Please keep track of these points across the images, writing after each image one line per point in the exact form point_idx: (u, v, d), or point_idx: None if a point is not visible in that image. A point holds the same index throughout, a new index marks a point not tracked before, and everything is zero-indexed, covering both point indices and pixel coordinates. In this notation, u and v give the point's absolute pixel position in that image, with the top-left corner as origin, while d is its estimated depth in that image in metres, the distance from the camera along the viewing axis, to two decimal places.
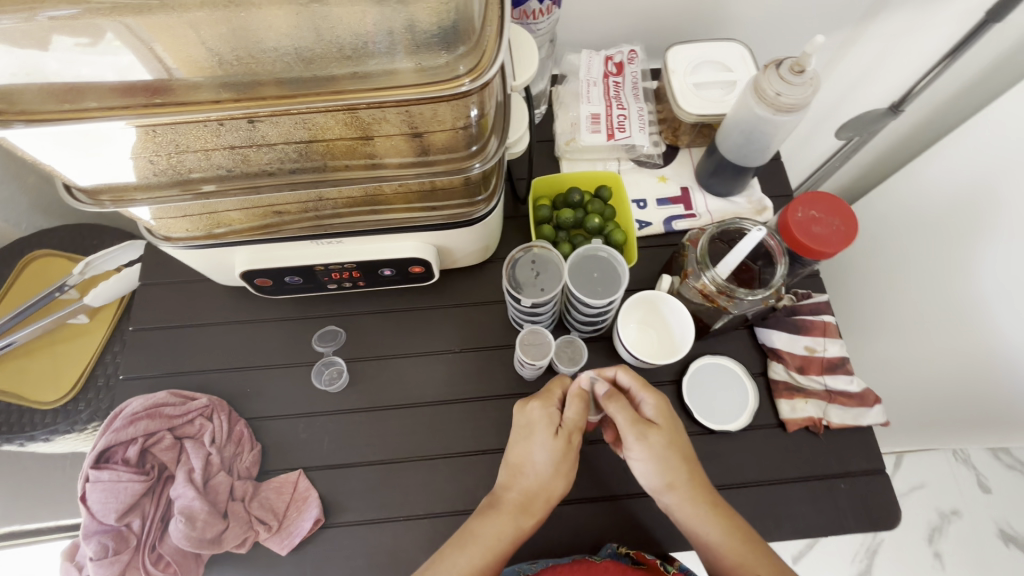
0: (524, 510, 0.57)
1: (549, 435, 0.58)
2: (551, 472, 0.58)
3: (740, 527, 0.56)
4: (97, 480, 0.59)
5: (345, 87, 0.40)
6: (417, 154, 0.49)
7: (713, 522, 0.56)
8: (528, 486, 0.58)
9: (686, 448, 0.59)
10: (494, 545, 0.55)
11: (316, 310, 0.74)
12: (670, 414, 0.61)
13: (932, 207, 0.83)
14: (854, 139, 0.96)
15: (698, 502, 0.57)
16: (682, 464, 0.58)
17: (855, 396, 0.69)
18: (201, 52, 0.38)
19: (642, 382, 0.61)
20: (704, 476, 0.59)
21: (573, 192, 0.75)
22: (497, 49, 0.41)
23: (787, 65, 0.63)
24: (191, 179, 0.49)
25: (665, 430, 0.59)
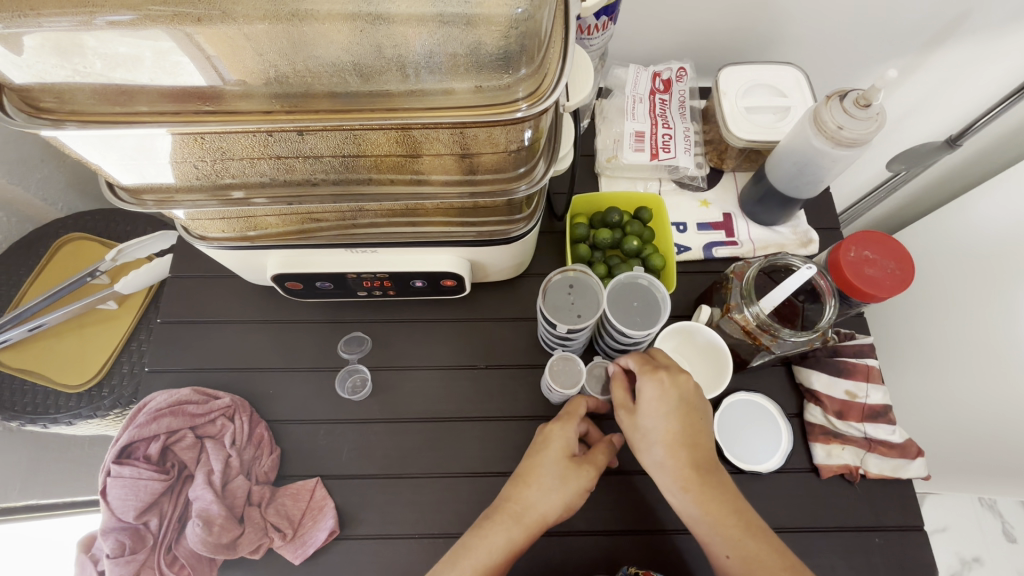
0: (524, 526, 0.54)
1: (562, 457, 0.57)
2: (554, 488, 0.55)
3: (723, 509, 0.52)
4: (118, 476, 0.58)
5: (400, 105, 0.39)
6: (464, 172, 0.48)
7: (689, 505, 0.53)
8: (528, 499, 0.55)
9: (669, 434, 0.54)
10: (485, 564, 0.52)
11: (344, 315, 0.73)
12: (662, 398, 0.55)
13: (974, 243, 0.80)
14: (904, 173, 0.91)
15: (672, 484, 0.54)
16: (657, 449, 0.55)
17: (897, 447, 0.66)
18: (256, 62, 0.37)
19: (643, 368, 0.57)
20: (689, 464, 0.53)
21: (612, 212, 0.72)
22: (558, 72, 0.39)
23: (852, 98, 0.60)
24: (222, 185, 0.48)
25: (648, 417, 0.55)
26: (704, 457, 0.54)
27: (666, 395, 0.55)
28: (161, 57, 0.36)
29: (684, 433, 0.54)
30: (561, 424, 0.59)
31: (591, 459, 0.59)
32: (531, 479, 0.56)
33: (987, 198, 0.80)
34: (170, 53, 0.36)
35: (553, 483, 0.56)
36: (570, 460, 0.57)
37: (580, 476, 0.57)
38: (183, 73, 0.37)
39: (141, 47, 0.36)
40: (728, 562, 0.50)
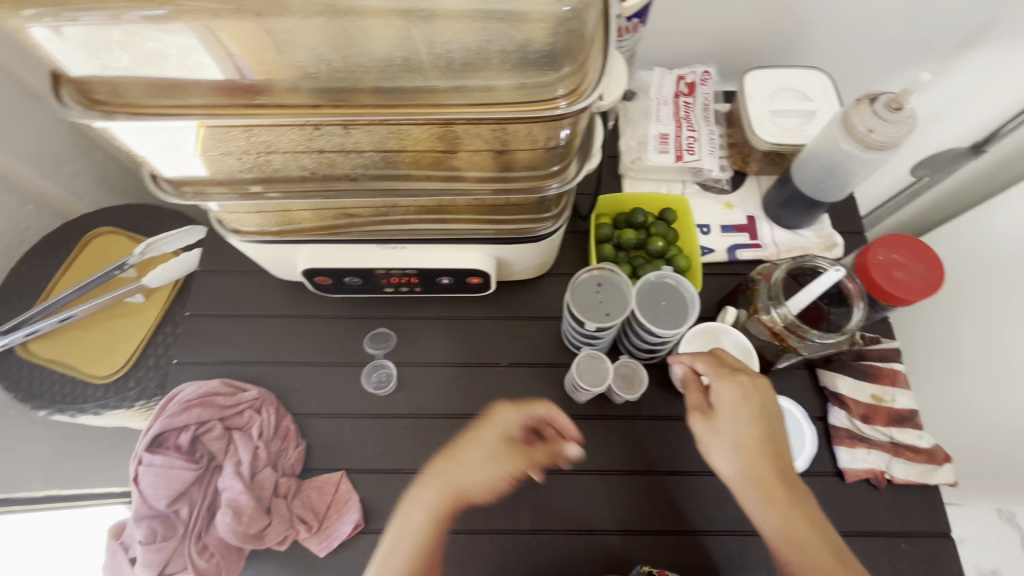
0: (444, 505, 0.63)
1: (494, 441, 0.65)
2: (479, 467, 0.64)
3: (800, 524, 0.54)
4: (150, 464, 0.59)
5: (445, 101, 0.39)
6: (499, 170, 0.49)
7: (768, 515, 0.55)
8: (458, 480, 0.64)
9: (749, 441, 0.58)
10: (410, 549, 0.60)
11: (369, 311, 0.74)
12: (743, 404, 0.58)
13: (995, 248, 0.78)
14: None
15: (752, 492, 0.56)
16: (736, 454, 0.58)
17: (924, 453, 0.65)
18: (309, 57, 0.38)
19: (719, 371, 0.60)
20: (769, 471, 0.57)
21: (637, 213, 0.73)
22: (599, 71, 0.40)
23: (884, 101, 0.60)
24: (236, 180, 0.49)
25: (728, 423, 0.59)
26: (782, 467, 0.57)
27: (747, 401, 0.58)
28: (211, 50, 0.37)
29: (764, 442, 0.58)
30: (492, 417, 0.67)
31: (522, 446, 0.66)
32: (455, 465, 0.65)
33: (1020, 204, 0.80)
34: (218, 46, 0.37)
35: (479, 463, 0.64)
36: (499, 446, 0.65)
37: (501, 458, 0.65)
38: (205, 70, 0.38)
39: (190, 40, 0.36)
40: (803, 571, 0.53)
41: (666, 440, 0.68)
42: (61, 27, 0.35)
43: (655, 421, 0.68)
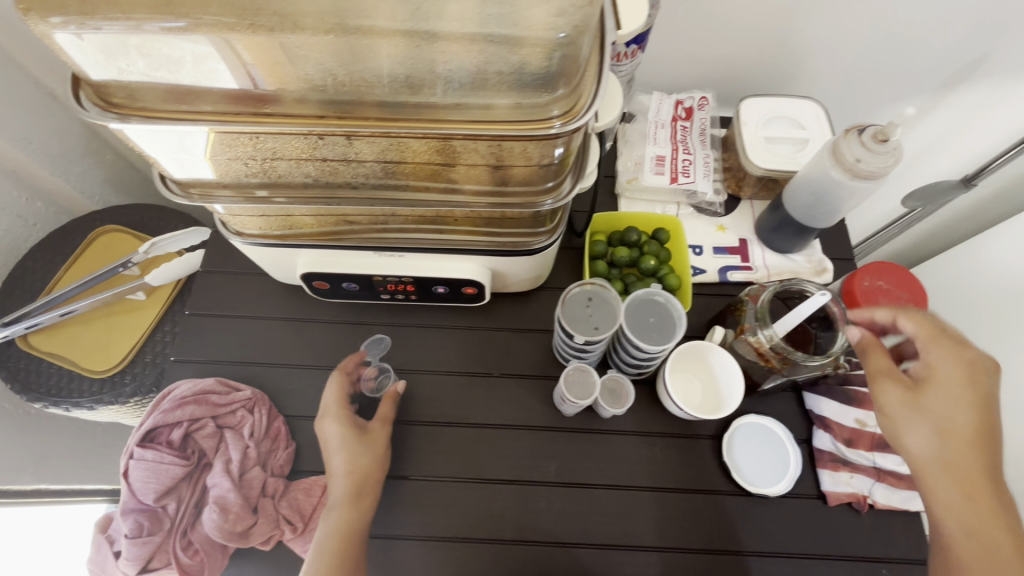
0: (357, 497, 0.60)
1: (344, 430, 0.64)
2: (363, 454, 0.62)
3: (1006, 537, 0.45)
4: (141, 458, 0.60)
5: (443, 117, 0.42)
6: (495, 183, 0.50)
7: (965, 513, 0.47)
8: (354, 474, 0.61)
9: (963, 427, 0.49)
10: (338, 536, 0.57)
11: (365, 316, 0.75)
12: (967, 384, 0.50)
13: (975, 283, 0.82)
14: (918, 211, 0.93)
15: (951, 482, 0.48)
16: (936, 436, 0.50)
17: (906, 479, 0.65)
18: (314, 71, 0.40)
19: (932, 341, 0.53)
20: (979, 468, 0.48)
21: (631, 231, 0.75)
22: (593, 94, 0.42)
23: (870, 133, 0.61)
24: (245, 185, 0.51)
25: (938, 400, 0.51)
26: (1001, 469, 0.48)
27: (974, 384, 0.50)
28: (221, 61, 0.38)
29: (980, 433, 0.49)
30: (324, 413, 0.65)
31: (374, 424, 0.65)
32: (345, 465, 0.61)
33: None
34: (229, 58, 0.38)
35: (364, 450, 0.63)
36: (355, 428, 0.64)
37: (375, 437, 0.64)
38: (218, 79, 0.40)
39: (198, 50, 0.38)
40: None
41: (652, 457, 0.68)
42: (85, 35, 0.37)
43: (640, 438, 0.69)
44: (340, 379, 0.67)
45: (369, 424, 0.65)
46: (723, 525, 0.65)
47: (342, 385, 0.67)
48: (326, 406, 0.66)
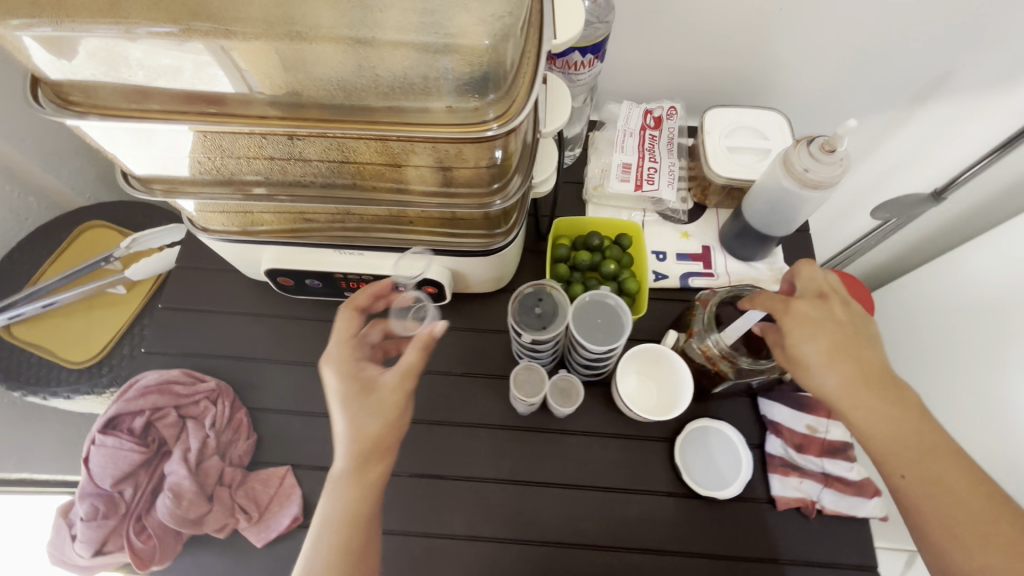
0: (362, 469, 0.53)
1: (350, 386, 0.55)
2: (369, 418, 0.54)
3: (910, 423, 0.50)
4: (101, 445, 0.62)
5: (380, 118, 0.43)
6: (441, 184, 0.52)
7: (876, 435, 0.50)
8: (359, 441, 0.53)
9: (825, 354, 0.53)
10: (342, 517, 0.51)
11: (331, 313, 0.77)
12: (810, 321, 0.54)
13: (956, 302, 0.84)
14: (891, 222, 0.93)
15: (849, 409, 0.51)
16: (818, 377, 0.53)
17: (853, 485, 0.67)
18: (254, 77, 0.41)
19: (773, 298, 0.58)
20: (856, 382, 0.51)
21: (593, 236, 0.76)
22: (525, 99, 0.44)
23: (818, 143, 0.63)
24: (243, 181, 0.53)
25: (800, 344, 0.54)
26: (882, 361, 0.53)
27: (812, 315, 0.55)
28: (167, 63, 0.41)
29: (838, 351, 0.53)
30: (332, 356, 0.58)
31: (385, 377, 0.56)
32: (349, 429, 0.53)
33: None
34: (174, 60, 0.40)
35: (369, 412, 0.54)
36: (363, 381, 0.56)
37: (380, 396, 0.55)
38: (220, 85, 0.42)
39: (144, 51, 0.40)
40: (926, 503, 0.48)
41: (605, 457, 0.69)
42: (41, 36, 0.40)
43: (594, 439, 0.70)
44: (349, 324, 0.60)
45: (380, 377, 0.56)
46: (673, 526, 0.66)
47: (347, 331, 0.59)
48: (330, 357, 0.58)
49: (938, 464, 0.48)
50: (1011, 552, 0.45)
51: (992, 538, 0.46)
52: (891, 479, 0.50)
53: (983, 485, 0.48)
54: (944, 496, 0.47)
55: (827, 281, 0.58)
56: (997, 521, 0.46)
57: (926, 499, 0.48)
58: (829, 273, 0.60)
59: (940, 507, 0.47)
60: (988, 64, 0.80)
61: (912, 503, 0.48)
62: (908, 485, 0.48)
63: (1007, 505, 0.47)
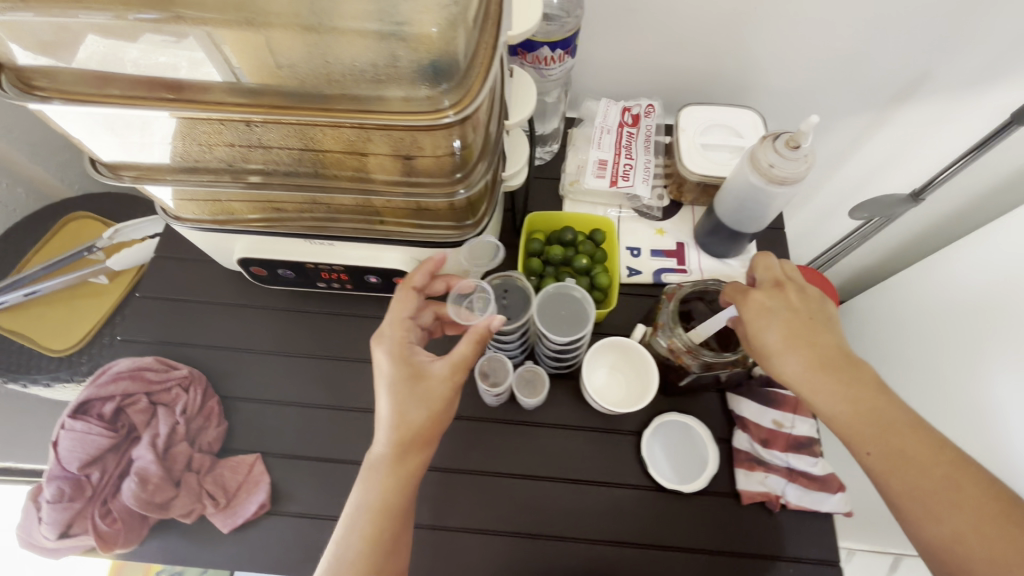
0: (403, 454, 0.54)
1: (401, 373, 0.57)
2: (414, 407, 0.55)
3: (867, 401, 0.50)
4: (70, 429, 0.63)
5: (336, 105, 0.44)
6: (404, 173, 0.53)
7: (838, 416, 0.51)
8: (401, 429, 0.55)
9: (781, 342, 0.54)
10: (376, 504, 0.53)
11: (305, 304, 0.78)
12: (764, 311, 0.56)
13: (936, 305, 0.84)
14: (873, 221, 0.93)
15: (810, 395, 0.52)
16: (779, 367, 0.55)
17: (818, 480, 0.67)
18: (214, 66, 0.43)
19: (733, 291, 0.60)
20: (811, 367, 0.52)
21: (567, 231, 0.77)
22: (480, 88, 0.44)
23: (783, 140, 0.63)
24: (243, 170, 0.54)
25: (759, 335, 0.56)
26: (840, 342, 0.54)
27: (765, 306, 0.56)
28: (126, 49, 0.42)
29: (792, 339, 0.54)
30: (385, 335, 0.60)
31: (436, 367, 0.58)
32: (392, 415, 0.55)
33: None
34: (133, 47, 0.41)
35: (415, 401, 0.56)
36: (411, 369, 0.57)
37: (427, 386, 0.57)
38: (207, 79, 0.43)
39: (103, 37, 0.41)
40: (895, 480, 0.48)
41: (572, 450, 0.70)
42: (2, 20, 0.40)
43: (563, 431, 0.71)
44: (402, 311, 0.62)
45: (430, 366, 0.58)
46: (638, 519, 0.67)
47: (400, 315, 0.61)
48: (379, 342, 0.60)
49: (901, 438, 0.49)
50: (982, 518, 0.45)
51: (962, 506, 0.45)
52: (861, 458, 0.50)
53: (947, 454, 0.48)
54: (911, 470, 0.48)
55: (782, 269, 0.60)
56: (964, 488, 0.46)
57: (893, 473, 0.48)
58: (786, 261, 0.61)
59: (907, 480, 0.47)
60: (965, 64, 0.81)
61: (882, 480, 0.49)
62: (876, 463, 0.49)
63: (973, 471, 0.47)
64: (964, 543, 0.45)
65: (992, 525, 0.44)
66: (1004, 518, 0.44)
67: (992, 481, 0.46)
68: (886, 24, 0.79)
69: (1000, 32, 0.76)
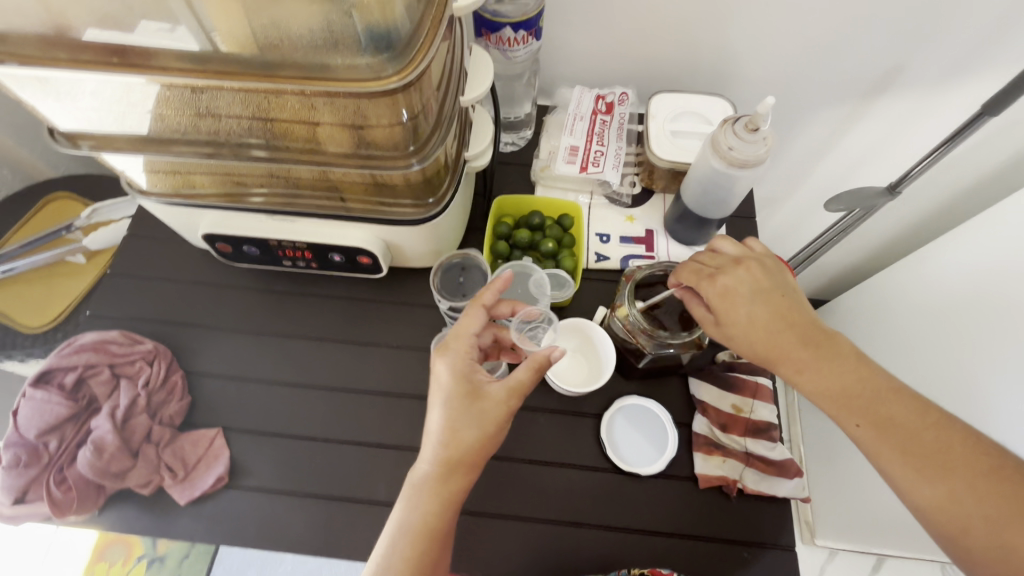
0: (449, 473, 0.52)
1: (457, 389, 0.54)
2: (468, 426, 0.52)
3: (850, 372, 0.50)
4: (31, 397, 0.64)
5: (280, 73, 0.44)
6: (357, 145, 0.53)
7: (825, 393, 0.50)
8: (451, 447, 0.52)
9: (760, 326, 0.52)
10: (417, 526, 0.51)
11: (273, 283, 0.78)
12: (733, 296, 0.54)
13: (945, 301, 0.85)
14: (854, 213, 0.89)
15: (797, 375, 0.51)
16: (759, 351, 0.52)
17: (775, 465, 0.67)
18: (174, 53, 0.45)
19: (693, 275, 0.57)
20: (795, 346, 0.51)
21: (534, 215, 0.77)
22: (425, 56, 0.45)
23: (742, 123, 0.64)
24: (245, 146, 0.54)
25: (732, 320, 0.53)
26: (809, 315, 0.53)
27: (734, 290, 0.54)
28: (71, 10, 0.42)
29: (770, 322, 0.52)
30: (450, 347, 0.57)
31: (494, 388, 0.54)
32: (443, 431, 0.52)
33: (950, 251, 0.84)
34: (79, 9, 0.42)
35: (468, 420, 0.53)
36: (469, 388, 0.54)
37: (485, 406, 0.53)
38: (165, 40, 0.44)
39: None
40: (890, 453, 0.47)
41: (532, 431, 0.70)
42: None
43: (524, 413, 0.71)
44: (468, 325, 0.58)
45: (488, 387, 0.54)
46: (596, 500, 0.67)
47: (463, 331, 0.58)
48: (439, 354, 0.57)
49: (886, 405, 0.48)
50: (973, 474, 0.44)
51: (953, 465, 0.45)
52: (849, 430, 0.49)
53: (931, 415, 0.47)
54: (900, 436, 0.47)
55: (735, 247, 0.58)
56: (955, 448, 0.45)
57: (884, 442, 0.47)
58: (726, 238, 0.59)
59: (899, 448, 0.46)
60: (941, 58, 0.79)
61: (873, 454, 0.48)
62: (865, 434, 0.48)
63: (956, 428, 0.47)
64: (960, 504, 0.43)
65: (984, 481, 0.44)
66: (994, 474, 0.44)
67: (976, 437, 0.46)
68: (859, 16, 0.76)
69: (973, 22, 0.74)
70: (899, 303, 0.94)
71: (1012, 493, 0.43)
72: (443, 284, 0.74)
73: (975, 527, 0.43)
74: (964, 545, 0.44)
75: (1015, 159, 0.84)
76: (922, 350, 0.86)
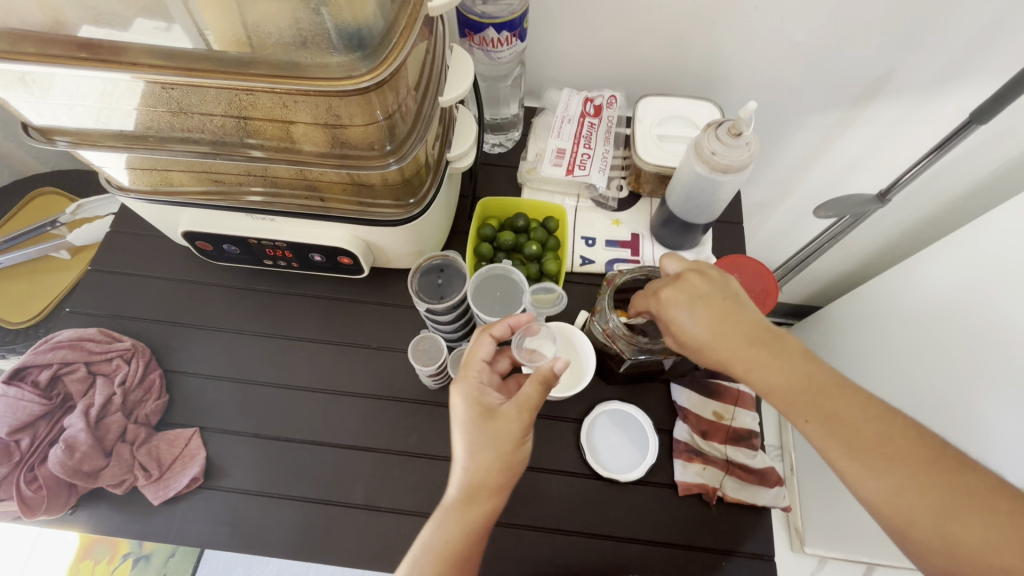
0: (473, 496, 0.50)
1: (471, 414, 0.53)
2: (486, 447, 0.51)
3: (797, 368, 0.48)
4: (4, 394, 0.64)
5: (251, 71, 0.44)
6: (334, 145, 0.53)
7: (775, 389, 0.48)
8: (473, 472, 0.50)
9: (704, 327, 0.50)
10: (441, 547, 0.48)
11: (255, 282, 0.78)
12: (676, 302, 0.52)
13: (927, 309, 0.84)
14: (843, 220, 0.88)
15: (747, 374, 0.49)
16: (710, 354, 0.50)
17: (755, 473, 0.67)
18: (150, 53, 0.45)
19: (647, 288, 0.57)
20: (741, 345, 0.49)
21: (518, 217, 0.77)
22: (399, 54, 0.44)
23: (725, 127, 0.64)
24: (242, 144, 0.54)
25: (679, 325, 0.52)
26: (754, 316, 0.51)
27: (676, 297, 0.52)
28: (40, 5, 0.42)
29: (714, 326, 0.50)
30: (460, 379, 0.56)
31: (507, 406, 0.53)
32: (463, 457, 0.51)
33: (940, 259, 0.84)
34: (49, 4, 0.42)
35: (486, 443, 0.51)
36: (483, 411, 0.53)
37: (502, 426, 0.52)
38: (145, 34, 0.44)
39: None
40: (843, 448, 0.45)
41: None
42: None
43: None
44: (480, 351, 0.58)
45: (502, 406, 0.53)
46: (576, 506, 0.66)
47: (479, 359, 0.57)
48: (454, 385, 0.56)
49: (832, 401, 0.46)
50: (916, 470, 0.43)
51: (897, 460, 0.43)
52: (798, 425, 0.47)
53: (877, 410, 0.46)
54: (847, 433, 0.45)
55: (682, 259, 0.56)
56: (898, 442, 0.44)
57: (832, 440, 0.45)
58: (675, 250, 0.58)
59: (845, 443, 0.45)
60: (930, 65, 0.79)
61: (820, 447, 0.46)
62: (814, 431, 0.46)
63: (899, 420, 0.45)
64: (902, 499, 0.42)
65: (927, 476, 0.42)
66: (938, 468, 0.43)
67: (919, 429, 0.45)
68: (849, 23, 0.76)
69: (962, 31, 0.74)
70: (889, 309, 0.94)
71: (951, 484, 0.42)
72: (418, 287, 0.69)
73: (919, 521, 0.42)
74: (908, 537, 0.43)
75: (1006, 168, 0.83)
76: (915, 359, 0.85)
